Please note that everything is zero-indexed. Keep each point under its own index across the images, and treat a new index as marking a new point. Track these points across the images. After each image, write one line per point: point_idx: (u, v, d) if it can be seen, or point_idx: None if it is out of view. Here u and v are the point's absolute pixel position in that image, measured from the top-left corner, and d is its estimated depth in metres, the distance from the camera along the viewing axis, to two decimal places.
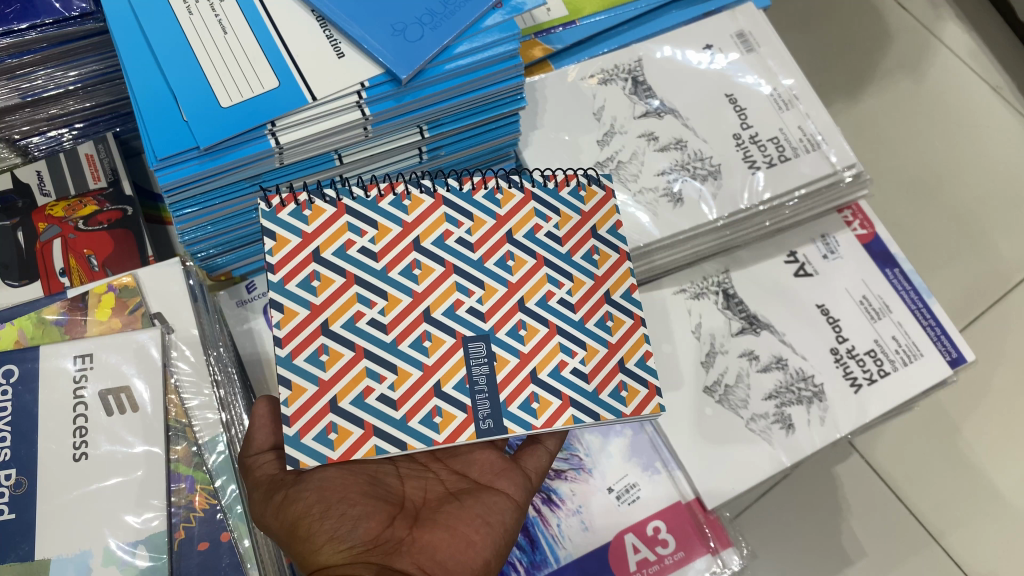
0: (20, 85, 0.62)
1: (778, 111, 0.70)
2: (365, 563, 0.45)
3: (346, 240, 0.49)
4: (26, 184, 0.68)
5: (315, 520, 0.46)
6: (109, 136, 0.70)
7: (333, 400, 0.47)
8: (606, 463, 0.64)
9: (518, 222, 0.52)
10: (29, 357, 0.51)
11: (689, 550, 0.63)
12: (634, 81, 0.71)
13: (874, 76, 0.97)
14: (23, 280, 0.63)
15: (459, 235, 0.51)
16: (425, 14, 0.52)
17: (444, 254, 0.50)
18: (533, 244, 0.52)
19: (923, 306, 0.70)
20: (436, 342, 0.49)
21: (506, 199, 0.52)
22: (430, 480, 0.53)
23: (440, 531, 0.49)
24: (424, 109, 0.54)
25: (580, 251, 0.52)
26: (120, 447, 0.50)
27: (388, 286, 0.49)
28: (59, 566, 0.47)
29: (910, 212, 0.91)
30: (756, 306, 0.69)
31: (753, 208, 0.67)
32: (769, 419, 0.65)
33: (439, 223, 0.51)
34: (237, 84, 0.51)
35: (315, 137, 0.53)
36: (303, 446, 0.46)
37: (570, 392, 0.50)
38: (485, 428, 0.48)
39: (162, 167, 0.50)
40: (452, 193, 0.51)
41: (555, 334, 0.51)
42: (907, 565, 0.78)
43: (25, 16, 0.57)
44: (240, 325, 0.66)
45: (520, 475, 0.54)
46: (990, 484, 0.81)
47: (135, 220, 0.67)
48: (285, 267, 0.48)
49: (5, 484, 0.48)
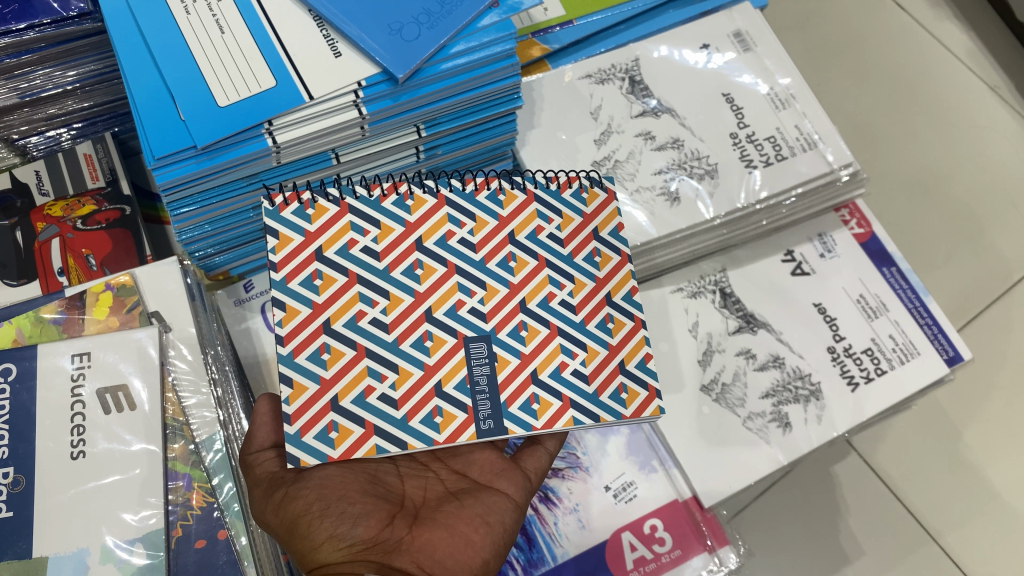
0: (18, 84, 0.62)
1: (775, 110, 0.70)
2: (365, 561, 0.45)
3: (349, 239, 0.50)
4: (24, 184, 0.68)
5: (315, 518, 0.46)
6: (107, 136, 0.70)
7: (334, 399, 0.47)
8: (603, 463, 0.64)
9: (520, 223, 0.52)
10: (27, 355, 0.51)
11: (686, 549, 0.63)
12: (631, 81, 0.71)
13: (871, 75, 0.97)
14: (21, 279, 0.64)
15: (461, 236, 0.51)
16: (422, 14, 0.52)
17: (447, 254, 0.50)
18: (535, 246, 0.52)
19: (919, 305, 0.70)
20: (438, 342, 0.49)
21: (509, 200, 0.52)
22: (429, 480, 0.53)
23: (439, 530, 0.49)
24: (421, 108, 0.54)
25: (582, 254, 0.52)
26: (117, 445, 0.50)
27: (390, 286, 0.49)
28: (56, 564, 0.47)
29: (908, 212, 0.91)
30: (753, 306, 0.69)
31: (750, 208, 0.67)
32: (766, 418, 0.65)
33: (441, 223, 0.51)
34: (235, 84, 0.51)
35: (313, 137, 0.53)
36: (303, 444, 0.46)
37: (571, 394, 0.50)
38: (485, 428, 0.48)
39: (159, 166, 0.50)
40: (454, 193, 0.51)
41: (555, 335, 0.51)
42: (905, 564, 0.78)
43: (23, 16, 0.57)
44: (238, 325, 0.66)
45: (520, 475, 0.55)
46: (988, 483, 0.81)
47: (133, 220, 0.67)
48: (287, 266, 0.49)
49: (2, 482, 0.48)
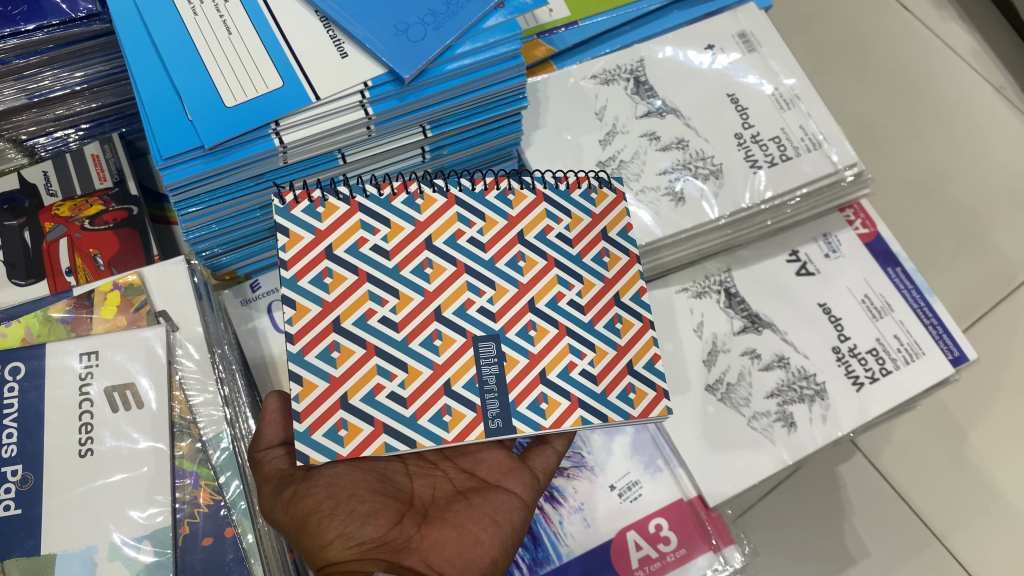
0: (26, 85, 0.63)
1: (780, 110, 0.71)
2: (373, 560, 0.46)
3: (359, 238, 0.50)
4: (32, 184, 0.68)
5: (324, 517, 0.47)
6: (114, 136, 0.71)
7: (343, 397, 0.48)
8: (608, 461, 0.64)
9: (529, 223, 0.52)
10: (36, 354, 0.52)
11: (691, 548, 0.63)
12: (636, 82, 0.71)
13: (877, 76, 0.97)
14: (28, 280, 0.64)
15: (471, 235, 0.51)
16: (428, 15, 0.52)
17: (456, 254, 0.51)
18: (544, 245, 0.52)
19: (924, 305, 0.70)
20: (447, 341, 0.49)
21: (518, 199, 0.52)
22: (437, 479, 0.53)
23: (448, 529, 0.49)
24: (427, 108, 0.55)
25: (591, 253, 0.53)
26: (124, 443, 0.50)
27: (399, 285, 0.50)
28: (64, 561, 0.47)
29: (912, 212, 0.91)
30: (757, 305, 0.69)
31: (755, 207, 0.67)
32: (771, 418, 0.65)
33: (451, 223, 0.51)
34: (242, 84, 0.51)
35: (319, 137, 0.53)
36: (312, 442, 0.46)
37: (579, 394, 0.50)
38: (493, 427, 0.48)
39: (167, 166, 0.50)
40: (464, 193, 0.52)
41: (563, 335, 0.51)
42: (909, 565, 0.78)
43: (32, 17, 0.57)
44: (245, 324, 0.66)
45: (527, 474, 0.55)
46: (992, 485, 0.81)
47: (141, 220, 0.68)
48: (297, 264, 0.49)
49: (11, 480, 0.49)
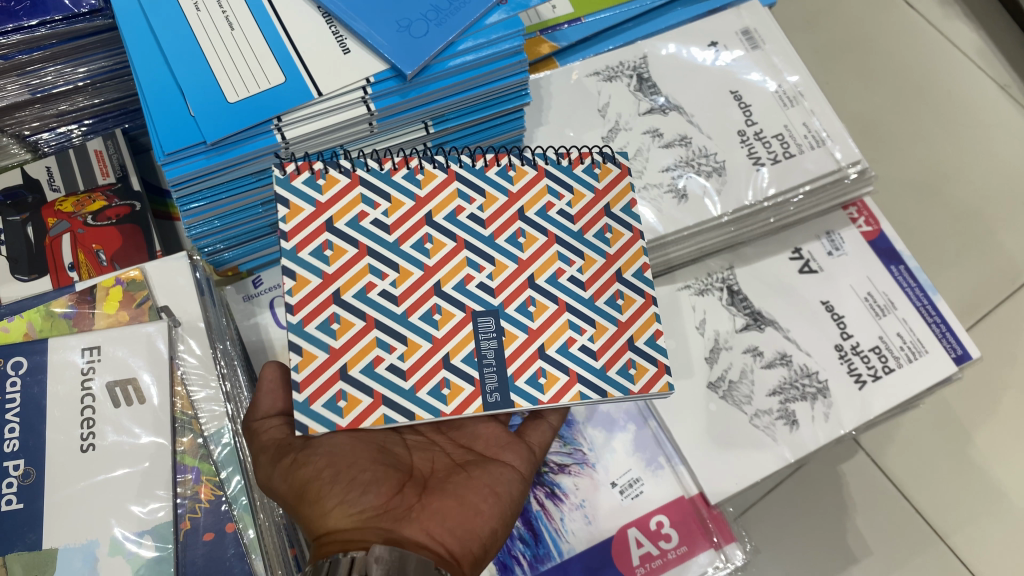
0: (30, 81, 0.63)
1: (783, 107, 0.70)
2: (375, 527, 0.44)
3: (359, 211, 0.50)
4: (36, 180, 0.68)
5: (324, 483, 0.46)
6: (117, 132, 0.71)
7: (342, 368, 0.48)
8: (609, 458, 0.64)
9: (530, 199, 0.52)
10: (38, 350, 0.52)
11: (692, 545, 0.62)
12: (639, 79, 0.71)
13: (882, 74, 0.97)
14: (32, 275, 0.64)
15: (471, 211, 0.51)
16: (431, 11, 0.52)
17: (456, 229, 0.51)
18: (544, 222, 0.52)
19: (928, 303, 0.70)
20: (446, 315, 0.49)
21: (518, 175, 0.52)
22: (435, 451, 0.53)
23: (449, 500, 0.47)
24: (429, 104, 0.55)
25: (592, 229, 0.52)
26: (126, 438, 0.51)
27: (399, 259, 0.50)
28: (65, 555, 0.47)
29: (916, 211, 0.91)
30: (759, 303, 0.69)
31: (758, 204, 0.67)
32: (773, 415, 0.65)
33: (452, 198, 0.51)
34: (244, 80, 0.51)
35: (322, 132, 0.53)
36: (311, 412, 0.47)
37: (577, 368, 0.50)
38: (491, 402, 0.48)
39: (169, 162, 0.50)
40: (464, 169, 0.52)
41: (563, 311, 0.51)
42: (911, 563, 0.78)
43: (35, 13, 0.58)
44: (246, 320, 0.66)
45: (524, 449, 0.55)
46: (995, 484, 0.81)
47: (143, 216, 0.68)
48: (297, 236, 0.49)
49: (13, 474, 0.49)
